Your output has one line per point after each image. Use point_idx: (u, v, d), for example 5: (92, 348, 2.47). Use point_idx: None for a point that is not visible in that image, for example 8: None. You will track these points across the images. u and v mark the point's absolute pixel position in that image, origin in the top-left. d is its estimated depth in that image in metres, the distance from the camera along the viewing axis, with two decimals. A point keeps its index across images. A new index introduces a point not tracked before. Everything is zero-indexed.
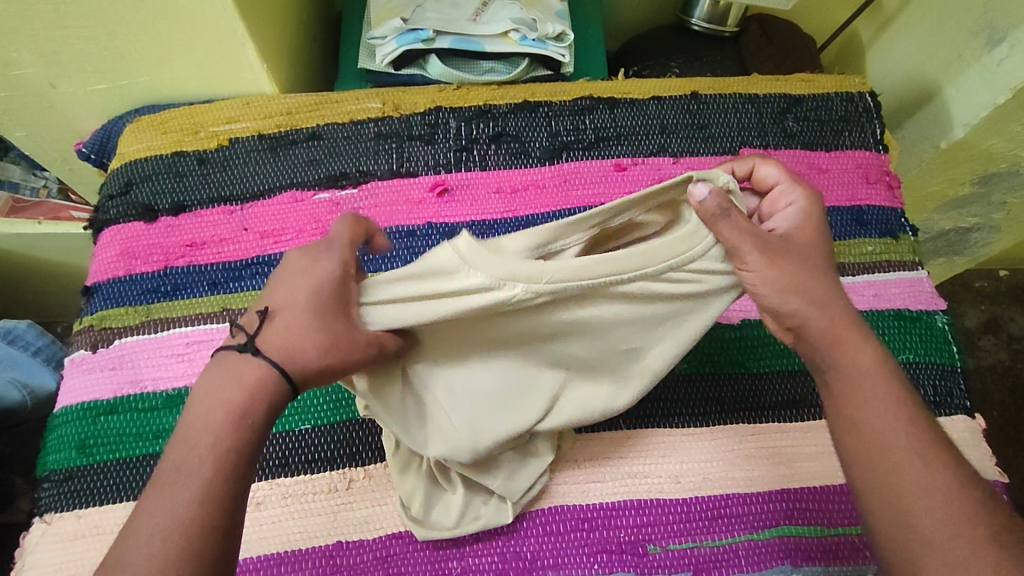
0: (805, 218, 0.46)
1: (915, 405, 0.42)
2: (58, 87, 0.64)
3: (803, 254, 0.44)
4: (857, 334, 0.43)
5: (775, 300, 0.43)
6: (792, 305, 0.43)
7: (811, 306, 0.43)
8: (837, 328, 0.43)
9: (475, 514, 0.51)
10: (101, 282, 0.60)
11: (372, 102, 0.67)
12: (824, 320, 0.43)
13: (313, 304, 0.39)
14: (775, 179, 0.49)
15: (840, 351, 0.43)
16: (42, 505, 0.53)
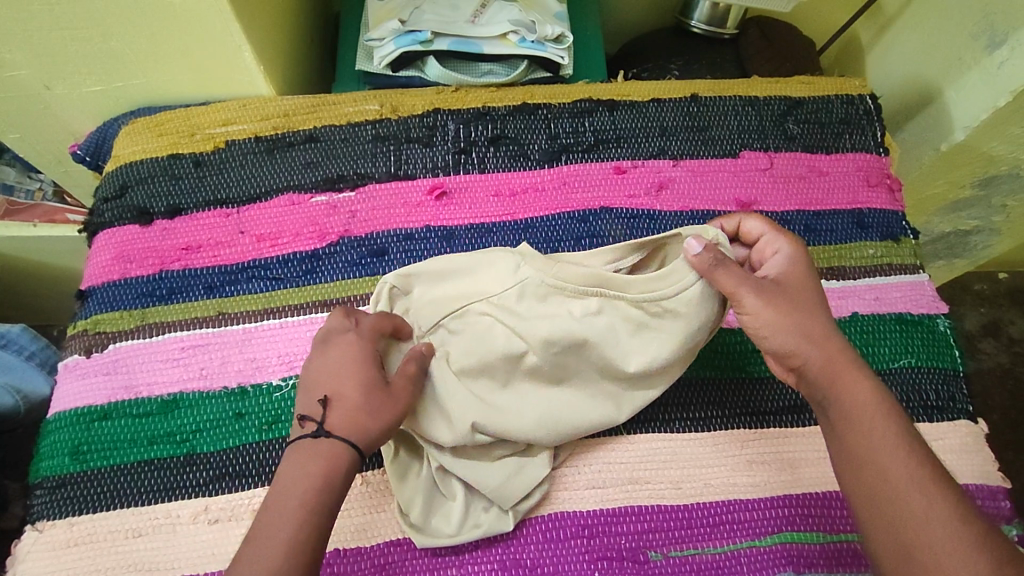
0: (794, 264, 0.50)
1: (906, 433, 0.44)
2: (53, 89, 0.63)
3: (801, 297, 0.48)
4: (856, 369, 0.47)
5: (775, 341, 0.47)
6: (791, 345, 0.47)
7: (808, 345, 0.47)
8: (832, 367, 0.46)
9: (475, 521, 0.51)
10: (96, 286, 0.60)
11: (370, 104, 0.67)
12: (820, 357, 0.47)
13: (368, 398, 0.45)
14: (760, 232, 0.52)
15: (839, 385, 0.46)
16: (35, 513, 0.52)
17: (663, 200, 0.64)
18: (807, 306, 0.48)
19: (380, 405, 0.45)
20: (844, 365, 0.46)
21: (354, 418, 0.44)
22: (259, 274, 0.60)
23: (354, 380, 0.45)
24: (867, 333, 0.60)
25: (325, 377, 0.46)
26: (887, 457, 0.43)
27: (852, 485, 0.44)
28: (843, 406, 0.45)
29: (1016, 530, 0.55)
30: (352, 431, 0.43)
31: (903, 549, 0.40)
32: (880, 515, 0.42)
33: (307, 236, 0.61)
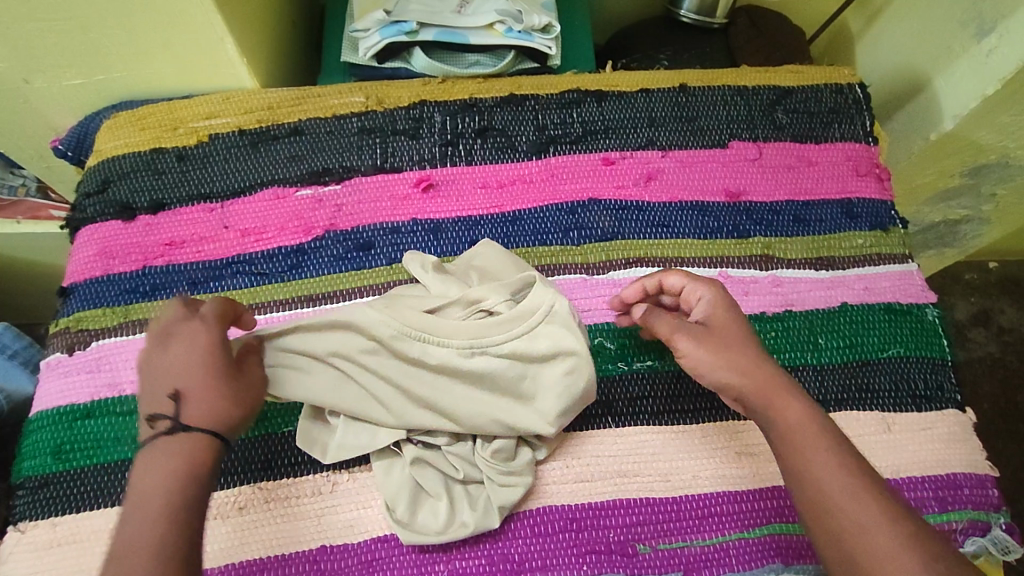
0: (718, 305, 0.51)
1: (843, 444, 0.45)
2: (31, 82, 0.62)
3: (733, 340, 0.49)
4: (787, 390, 0.47)
5: (715, 377, 0.48)
6: (722, 379, 0.48)
7: (741, 377, 0.47)
8: (763, 388, 0.47)
9: (462, 520, 0.50)
10: (77, 283, 0.59)
11: (356, 96, 0.66)
12: (753, 383, 0.47)
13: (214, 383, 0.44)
14: (681, 285, 0.53)
15: (771, 405, 0.46)
16: (17, 514, 0.51)
17: (652, 190, 0.64)
18: (739, 341, 0.49)
19: (239, 395, 0.45)
20: (778, 388, 0.47)
21: (212, 404, 0.43)
22: (245, 269, 0.59)
23: (203, 367, 0.44)
24: (856, 324, 0.60)
25: (169, 372, 0.44)
26: (823, 466, 0.43)
27: (799, 497, 0.44)
28: (782, 424, 0.46)
29: (1003, 518, 0.55)
30: (215, 422, 0.43)
31: (849, 558, 0.40)
32: (823, 525, 0.42)
33: (292, 230, 0.60)
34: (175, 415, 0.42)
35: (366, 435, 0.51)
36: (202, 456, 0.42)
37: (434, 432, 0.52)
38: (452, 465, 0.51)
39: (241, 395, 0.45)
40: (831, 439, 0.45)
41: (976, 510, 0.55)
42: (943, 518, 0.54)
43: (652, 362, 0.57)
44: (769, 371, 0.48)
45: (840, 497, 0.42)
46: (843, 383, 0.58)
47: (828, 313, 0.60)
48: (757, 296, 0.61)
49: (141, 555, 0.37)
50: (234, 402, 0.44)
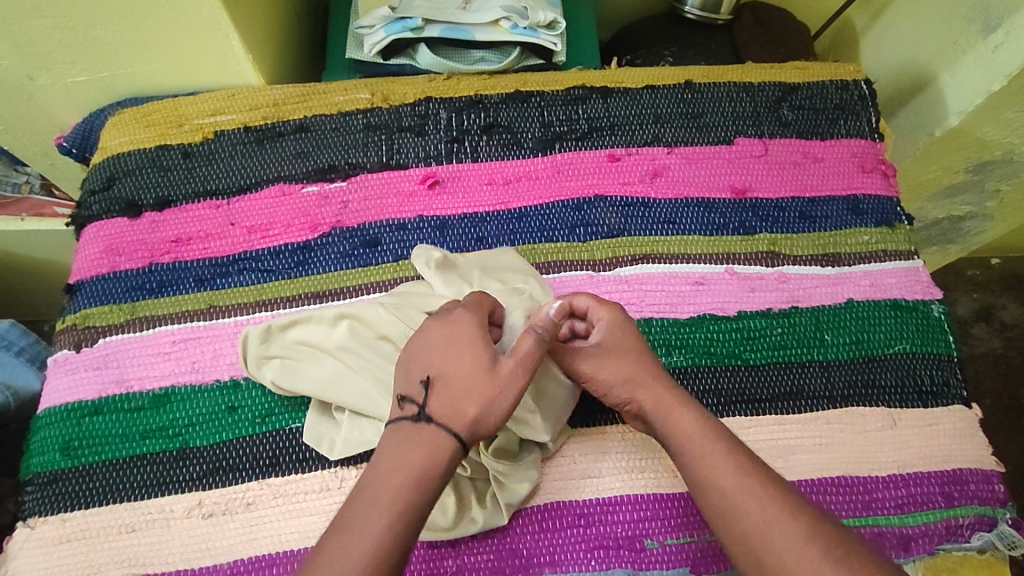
0: (617, 329, 0.52)
1: (740, 447, 0.47)
2: (36, 79, 0.62)
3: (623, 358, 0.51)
4: (681, 401, 0.50)
5: (614, 395, 0.51)
6: (626, 396, 0.50)
7: (637, 390, 0.50)
8: (660, 402, 0.49)
9: (471, 516, 0.50)
10: (84, 280, 0.59)
11: (361, 93, 0.66)
12: (650, 397, 0.50)
13: (467, 386, 0.46)
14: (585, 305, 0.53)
15: (667, 417, 0.49)
16: (27, 510, 0.52)
17: (658, 186, 0.64)
18: (633, 358, 0.51)
19: (484, 395, 0.45)
20: (671, 402, 0.49)
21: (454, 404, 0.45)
22: (251, 266, 0.59)
23: (467, 366, 0.46)
24: (862, 320, 0.60)
25: (423, 359, 0.47)
26: (722, 470, 0.46)
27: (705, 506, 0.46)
28: (680, 434, 0.48)
29: (1009, 513, 0.55)
30: (457, 420, 0.45)
31: (757, 558, 0.42)
32: (732, 529, 0.44)
33: (298, 227, 0.60)
34: (423, 401, 0.46)
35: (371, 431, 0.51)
36: (439, 454, 0.44)
37: None
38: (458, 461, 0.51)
39: (489, 397, 0.45)
40: (730, 444, 0.47)
41: (982, 505, 0.55)
42: (949, 514, 0.54)
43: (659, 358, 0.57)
44: (658, 386, 0.50)
45: (737, 496, 0.44)
46: (849, 379, 0.58)
47: (834, 309, 0.60)
48: (763, 293, 0.61)
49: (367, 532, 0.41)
50: (479, 407, 0.45)
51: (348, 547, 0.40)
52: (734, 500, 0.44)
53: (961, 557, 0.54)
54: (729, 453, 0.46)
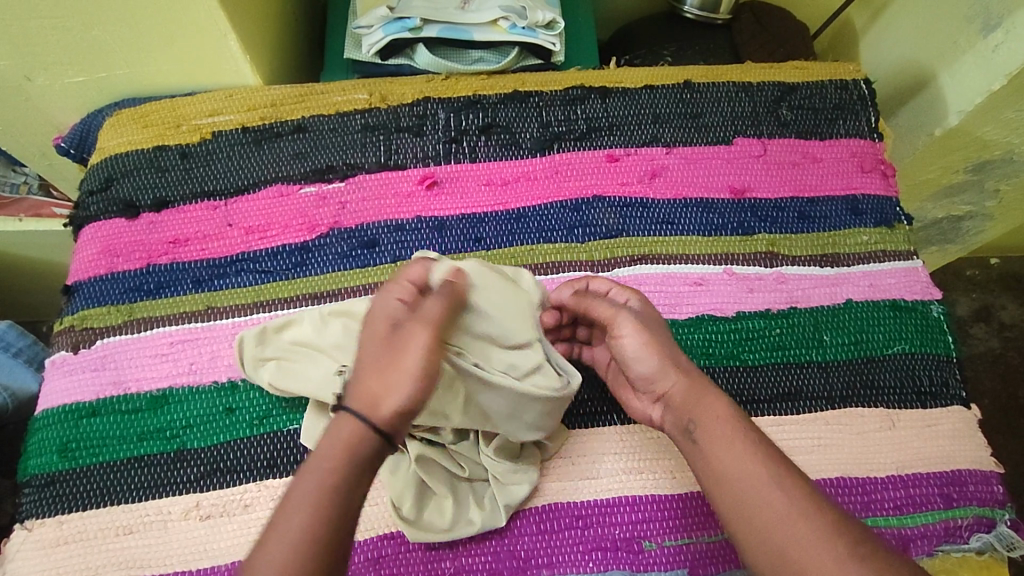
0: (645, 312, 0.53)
1: (762, 439, 0.46)
2: (34, 79, 0.62)
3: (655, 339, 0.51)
4: (708, 391, 0.49)
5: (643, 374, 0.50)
6: (660, 375, 0.50)
7: (671, 373, 0.50)
8: (692, 389, 0.49)
9: (468, 518, 0.50)
10: (82, 281, 0.59)
11: (359, 93, 0.66)
12: (681, 382, 0.49)
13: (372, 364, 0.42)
14: (607, 288, 0.55)
15: (697, 405, 0.48)
16: (24, 511, 0.52)
17: (657, 187, 0.64)
18: (664, 340, 0.51)
19: (385, 369, 0.41)
20: (700, 389, 0.49)
21: (366, 390, 0.41)
22: (249, 267, 0.59)
23: (373, 344, 0.43)
24: (861, 320, 0.60)
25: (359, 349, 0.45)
26: (745, 461, 0.45)
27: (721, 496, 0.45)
28: (704, 424, 0.47)
29: (1007, 514, 0.55)
30: (364, 402, 0.41)
31: (777, 549, 0.41)
32: (751, 521, 0.43)
33: (296, 228, 0.60)
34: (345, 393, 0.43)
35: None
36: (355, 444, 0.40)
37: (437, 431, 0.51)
38: (456, 463, 0.52)
39: (391, 368, 0.41)
40: (751, 436, 0.46)
41: (981, 506, 0.55)
42: (948, 515, 0.54)
43: None
44: (687, 376, 0.50)
45: (760, 487, 0.43)
46: (848, 380, 0.58)
47: (832, 310, 0.60)
48: (762, 293, 0.61)
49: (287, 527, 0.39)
50: (382, 384, 0.41)
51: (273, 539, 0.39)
52: (757, 491, 0.43)
53: (960, 558, 0.54)
54: (752, 444, 0.46)
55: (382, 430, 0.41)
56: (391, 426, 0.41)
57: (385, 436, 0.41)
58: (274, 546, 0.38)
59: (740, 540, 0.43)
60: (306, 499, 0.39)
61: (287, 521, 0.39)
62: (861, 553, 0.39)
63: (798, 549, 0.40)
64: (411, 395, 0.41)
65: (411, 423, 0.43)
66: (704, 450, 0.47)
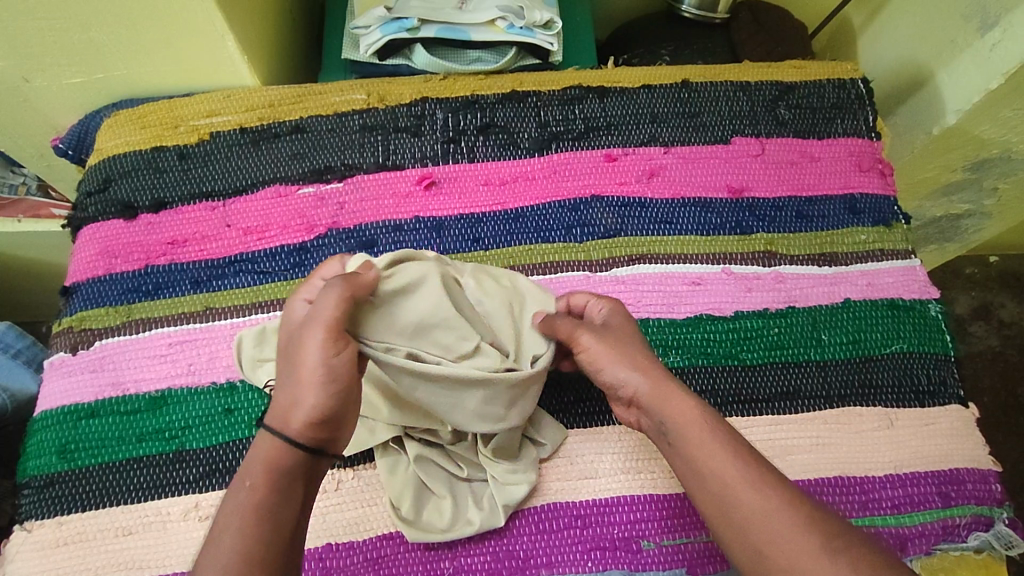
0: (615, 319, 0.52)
1: (734, 436, 0.46)
2: (31, 80, 0.62)
3: (620, 343, 0.50)
4: (674, 389, 0.48)
5: (610, 377, 0.49)
6: (625, 377, 0.48)
7: (635, 375, 0.48)
8: (660, 389, 0.48)
9: (468, 518, 0.50)
10: (80, 282, 0.59)
11: (357, 93, 0.66)
12: (645, 382, 0.48)
13: (285, 379, 0.43)
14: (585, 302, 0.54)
15: (664, 404, 0.47)
16: (24, 512, 0.52)
17: (655, 186, 0.64)
18: (621, 342, 0.50)
19: (292, 383, 0.42)
20: (667, 389, 0.48)
21: (279, 405, 0.43)
22: (248, 268, 0.59)
23: (285, 358, 0.44)
24: (859, 320, 0.60)
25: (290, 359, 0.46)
26: (720, 460, 0.44)
27: (698, 496, 0.45)
28: (675, 423, 0.46)
29: (1006, 513, 0.55)
30: (279, 417, 0.42)
31: (757, 548, 0.41)
32: (730, 519, 0.43)
33: (294, 229, 0.60)
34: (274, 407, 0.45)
35: (365, 431, 0.51)
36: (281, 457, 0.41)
37: (436, 433, 0.52)
38: (455, 464, 0.52)
39: (296, 381, 0.42)
40: (724, 434, 0.45)
41: (979, 505, 0.55)
42: (946, 513, 0.54)
43: None
44: (653, 375, 0.48)
45: (736, 486, 0.43)
46: (846, 379, 0.58)
47: (830, 309, 0.60)
48: (760, 293, 0.61)
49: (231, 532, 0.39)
50: (288, 397, 0.42)
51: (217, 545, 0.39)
52: (734, 490, 0.43)
53: (958, 557, 0.54)
54: (727, 441, 0.45)
55: (298, 443, 0.42)
56: (307, 436, 0.42)
57: (306, 447, 0.42)
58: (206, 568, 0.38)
59: (722, 538, 0.43)
60: (233, 518, 0.39)
61: (218, 543, 0.39)
62: (854, 552, 0.39)
63: (787, 550, 0.40)
64: (316, 403, 0.42)
65: (339, 430, 0.44)
66: (683, 451, 0.46)
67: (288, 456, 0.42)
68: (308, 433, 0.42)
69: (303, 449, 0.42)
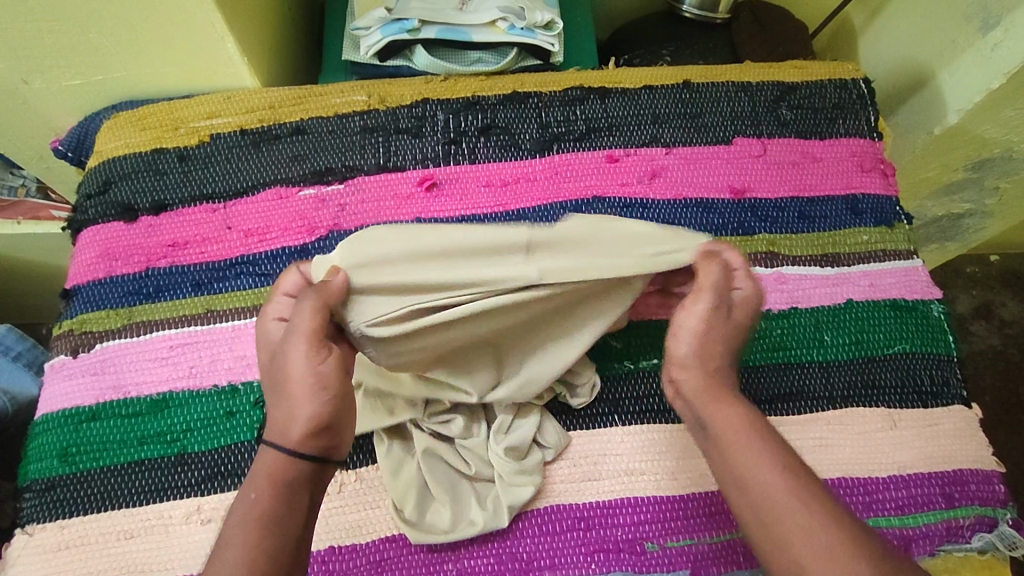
0: (744, 304, 0.49)
1: (780, 444, 0.44)
2: (30, 82, 0.62)
3: (718, 331, 0.47)
4: (725, 393, 0.46)
5: (679, 351, 0.47)
6: (686, 356, 0.47)
7: (693, 365, 0.47)
8: (707, 387, 0.46)
9: (471, 518, 0.50)
10: (81, 284, 0.59)
11: (358, 95, 0.65)
12: (697, 378, 0.47)
13: (276, 397, 0.43)
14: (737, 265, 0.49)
15: (711, 406, 0.46)
16: (25, 516, 0.51)
17: (656, 187, 0.64)
18: (718, 331, 0.47)
19: (286, 399, 0.43)
20: (717, 390, 0.46)
21: (274, 417, 0.43)
22: (249, 270, 0.59)
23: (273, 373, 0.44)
24: (861, 321, 0.60)
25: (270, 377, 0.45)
26: (760, 467, 0.42)
27: (737, 503, 0.43)
28: (720, 428, 0.45)
29: (1010, 514, 0.55)
30: (276, 433, 0.42)
31: (794, 563, 0.39)
32: (768, 531, 0.41)
33: (295, 231, 0.60)
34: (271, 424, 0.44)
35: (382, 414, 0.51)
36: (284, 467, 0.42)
37: (447, 425, 0.52)
38: (463, 460, 0.52)
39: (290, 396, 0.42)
40: (766, 440, 0.44)
41: (983, 506, 0.55)
42: (949, 514, 0.54)
43: (658, 360, 0.57)
44: (705, 373, 0.47)
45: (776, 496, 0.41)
46: (849, 379, 0.58)
47: (833, 310, 0.60)
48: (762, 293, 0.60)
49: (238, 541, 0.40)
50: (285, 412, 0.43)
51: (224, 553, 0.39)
52: (772, 501, 0.41)
53: (961, 558, 0.54)
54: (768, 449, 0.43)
55: (298, 453, 0.42)
56: (309, 447, 0.42)
57: (308, 457, 0.42)
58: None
59: (758, 549, 0.41)
60: (236, 531, 0.40)
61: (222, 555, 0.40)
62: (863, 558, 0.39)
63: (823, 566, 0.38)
64: (311, 411, 0.42)
65: (340, 438, 0.44)
66: (722, 452, 0.44)
67: (290, 467, 0.42)
68: (308, 442, 0.42)
69: (302, 459, 0.42)
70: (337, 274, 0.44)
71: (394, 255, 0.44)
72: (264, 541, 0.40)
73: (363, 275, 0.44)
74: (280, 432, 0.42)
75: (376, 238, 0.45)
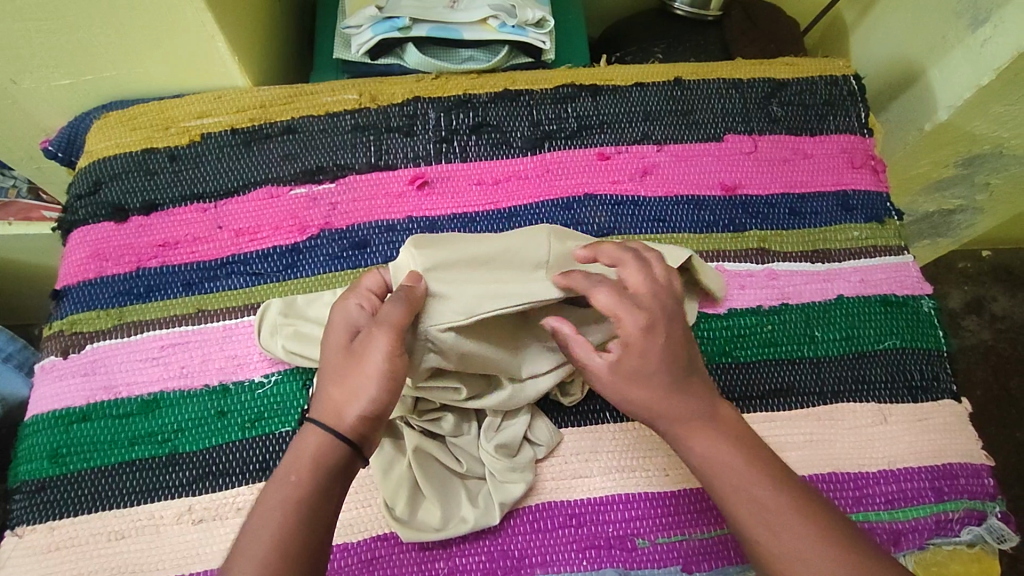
0: (642, 354, 0.45)
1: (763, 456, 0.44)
2: (19, 83, 0.61)
3: (641, 387, 0.45)
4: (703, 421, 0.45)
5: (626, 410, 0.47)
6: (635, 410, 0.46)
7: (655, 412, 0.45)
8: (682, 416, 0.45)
9: (462, 516, 0.50)
10: (71, 285, 0.59)
11: (349, 94, 0.65)
12: (669, 416, 0.45)
13: (340, 379, 0.44)
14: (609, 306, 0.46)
15: (689, 437, 0.45)
16: (14, 518, 0.51)
17: (647, 185, 0.64)
18: (649, 382, 0.45)
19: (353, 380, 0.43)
20: (693, 421, 0.45)
21: (330, 398, 0.44)
22: (240, 269, 0.59)
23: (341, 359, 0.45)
24: (852, 316, 0.60)
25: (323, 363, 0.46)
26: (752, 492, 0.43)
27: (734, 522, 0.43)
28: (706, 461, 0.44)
29: (999, 507, 0.55)
30: (331, 415, 0.43)
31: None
32: (761, 554, 0.42)
33: (287, 230, 0.60)
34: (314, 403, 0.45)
35: None
36: (313, 458, 0.42)
37: (439, 424, 0.52)
38: (455, 457, 0.52)
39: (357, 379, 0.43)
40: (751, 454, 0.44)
41: (972, 500, 0.55)
42: (939, 508, 0.54)
43: None
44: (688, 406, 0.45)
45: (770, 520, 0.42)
46: (840, 376, 0.58)
47: (823, 306, 0.60)
48: (754, 290, 0.61)
49: (266, 530, 0.40)
50: (345, 396, 0.44)
51: (253, 542, 0.39)
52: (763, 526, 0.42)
53: (951, 552, 0.54)
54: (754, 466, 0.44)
55: (348, 438, 0.43)
56: (358, 431, 0.43)
57: (354, 441, 0.43)
58: (242, 566, 0.39)
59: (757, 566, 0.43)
60: (274, 513, 0.40)
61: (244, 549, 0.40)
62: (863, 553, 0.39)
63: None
64: (374, 397, 0.43)
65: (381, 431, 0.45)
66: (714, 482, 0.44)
67: (334, 450, 0.43)
68: (361, 426, 0.43)
69: (350, 445, 0.43)
70: (418, 278, 0.47)
71: (455, 262, 0.48)
72: (287, 531, 0.40)
73: (437, 280, 0.47)
74: (336, 413, 0.43)
75: (436, 243, 0.49)
